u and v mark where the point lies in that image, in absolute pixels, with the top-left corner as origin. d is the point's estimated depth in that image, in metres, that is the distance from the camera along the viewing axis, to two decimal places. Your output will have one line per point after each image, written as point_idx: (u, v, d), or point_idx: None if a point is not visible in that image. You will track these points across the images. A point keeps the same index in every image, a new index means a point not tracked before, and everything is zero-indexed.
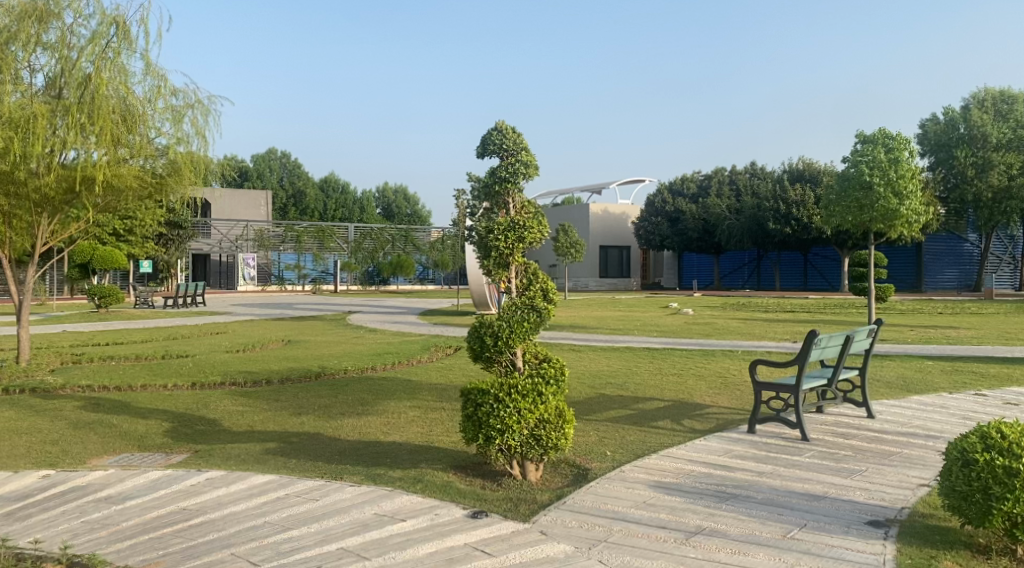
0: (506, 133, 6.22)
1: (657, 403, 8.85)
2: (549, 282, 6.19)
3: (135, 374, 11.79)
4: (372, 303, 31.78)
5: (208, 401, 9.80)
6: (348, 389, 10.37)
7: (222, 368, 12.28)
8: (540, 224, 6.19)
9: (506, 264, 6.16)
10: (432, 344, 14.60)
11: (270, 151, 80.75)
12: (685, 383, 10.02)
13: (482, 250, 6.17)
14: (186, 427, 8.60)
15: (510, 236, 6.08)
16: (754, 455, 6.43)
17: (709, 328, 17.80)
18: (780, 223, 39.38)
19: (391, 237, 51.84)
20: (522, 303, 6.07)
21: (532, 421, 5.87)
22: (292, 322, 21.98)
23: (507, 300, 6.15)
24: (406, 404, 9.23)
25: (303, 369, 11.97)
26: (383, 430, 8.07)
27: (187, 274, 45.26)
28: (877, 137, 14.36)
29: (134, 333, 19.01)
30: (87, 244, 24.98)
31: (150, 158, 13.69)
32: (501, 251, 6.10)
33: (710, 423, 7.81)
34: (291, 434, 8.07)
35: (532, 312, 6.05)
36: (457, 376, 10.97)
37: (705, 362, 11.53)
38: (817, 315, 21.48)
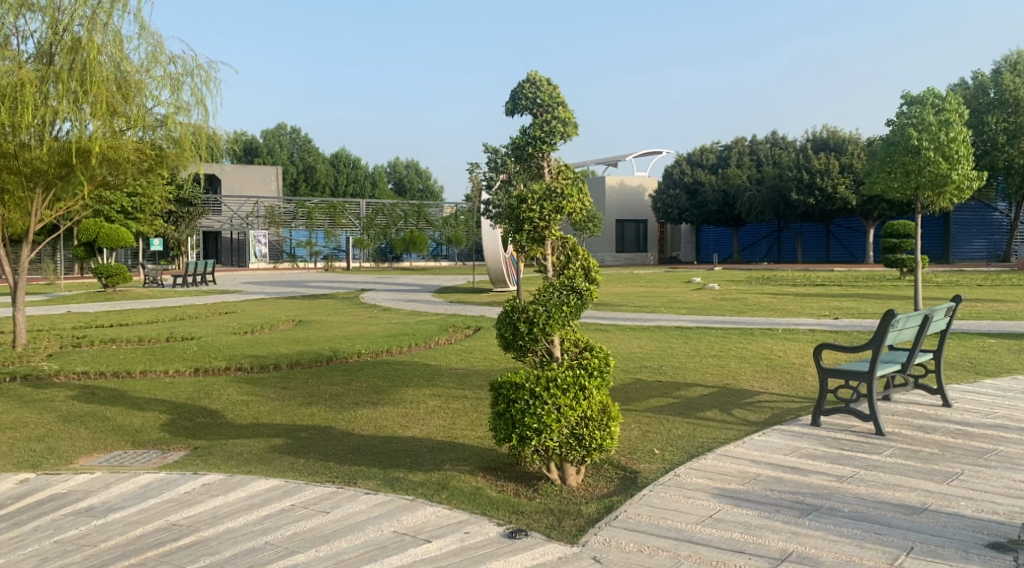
0: (539, 84, 5.38)
1: (702, 390, 8.03)
2: (590, 258, 5.36)
3: (135, 360, 11.10)
4: (385, 280, 30.99)
5: (211, 389, 9.08)
6: (362, 374, 9.61)
7: (229, 352, 11.57)
8: (580, 191, 5.35)
9: (540, 239, 5.35)
10: (450, 324, 13.82)
11: (280, 126, 79.75)
12: (728, 366, 9.20)
13: (514, 222, 5.36)
14: (185, 420, 7.88)
15: (545, 205, 5.24)
16: (826, 454, 5.62)
17: (740, 304, 16.92)
18: (803, 193, 38.19)
19: (404, 213, 51.00)
20: (560, 283, 5.24)
21: (573, 419, 5.08)
22: (304, 301, 21.28)
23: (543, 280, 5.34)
24: (425, 392, 8.47)
25: (314, 353, 11.22)
26: (402, 423, 7.31)
27: (198, 251, 44.65)
28: (925, 98, 13.36)
29: (141, 314, 18.34)
30: (93, 222, 24.27)
31: (150, 129, 12.87)
32: (535, 223, 5.28)
33: (765, 414, 7.00)
34: (300, 428, 7.33)
35: (572, 294, 5.22)
36: (479, 360, 10.19)
37: (746, 342, 10.70)
38: (849, 288, 20.56)
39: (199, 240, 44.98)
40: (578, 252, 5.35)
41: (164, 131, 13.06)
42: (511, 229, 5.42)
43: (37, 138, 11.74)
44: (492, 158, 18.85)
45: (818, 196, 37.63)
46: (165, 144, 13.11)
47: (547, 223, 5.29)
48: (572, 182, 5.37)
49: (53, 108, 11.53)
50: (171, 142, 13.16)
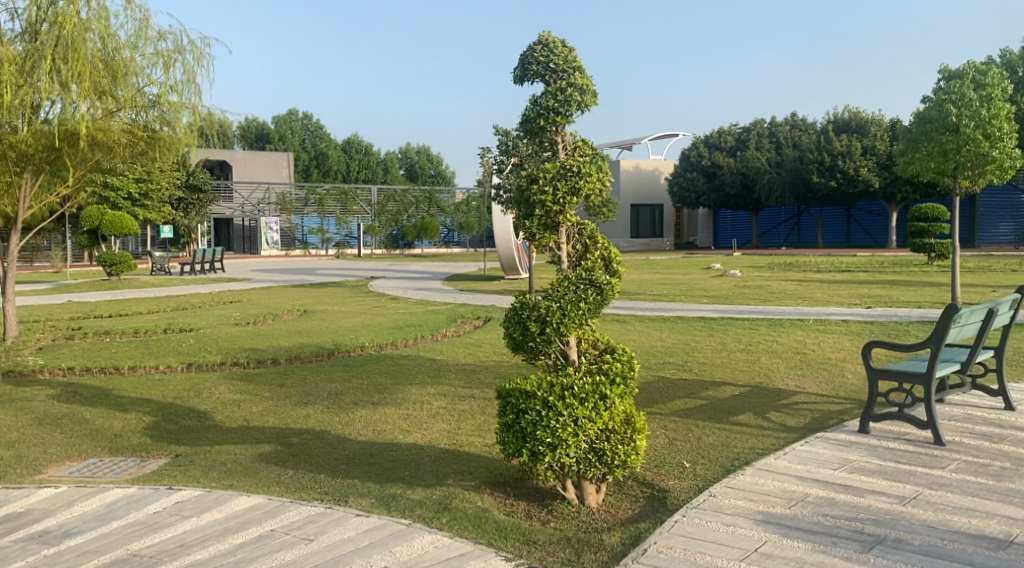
0: (553, 46, 4.68)
1: (732, 390, 7.34)
2: (611, 248, 4.67)
3: (126, 355, 10.52)
4: (395, 267, 30.37)
5: (202, 386, 8.48)
6: (363, 371, 8.97)
7: (226, 346, 10.97)
8: (600, 170, 4.65)
9: (551, 226, 4.67)
10: (459, 315, 13.17)
11: (291, 112, 79.13)
12: (758, 363, 8.49)
13: (523, 206, 4.69)
14: (170, 422, 7.27)
15: (556, 187, 4.57)
16: (881, 469, 4.93)
17: (763, 292, 16.18)
18: (824, 176, 37.21)
19: (415, 199, 50.33)
20: (576, 276, 4.55)
21: (592, 433, 4.42)
22: (311, 290, 20.68)
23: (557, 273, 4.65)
24: (429, 391, 7.83)
25: (315, 346, 10.60)
26: (404, 426, 6.66)
27: (209, 238, 44.24)
28: (965, 71, 12.50)
29: (142, 303, 17.79)
30: (96, 209, 23.72)
31: (141, 111, 12.28)
32: (547, 207, 4.60)
33: (805, 419, 6.31)
34: (292, 433, 6.70)
35: (590, 289, 4.54)
36: (489, 355, 9.54)
37: (775, 336, 9.97)
38: (876, 274, 19.75)
39: (210, 227, 44.56)
40: (597, 242, 4.67)
41: (157, 112, 12.46)
42: (519, 215, 4.75)
43: (22, 121, 11.25)
44: (503, 140, 18.13)
45: (840, 179, 36.61)
46: (158, 125, 12.53)
47: (558, 208, 4.61)
48: (590, 159, 4.67)
49: (37, 88, 10.98)
50: (164, 123, 12.56)
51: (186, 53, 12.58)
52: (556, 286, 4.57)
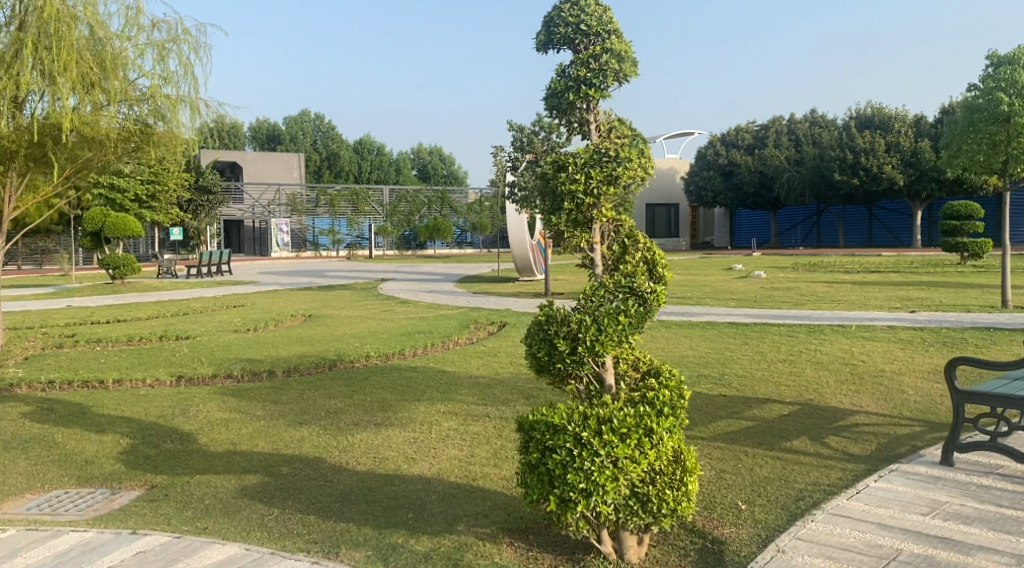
0: (583, 3, 3.91)
1: (781, 409, 6.50)
2: (655, 249, 3.86)
3: (114, 366, 9.78)
4: (406, 268, 29.60)
5: (189, 404, 7.70)
6: (366, 384, 8.17)
7: (222, 356, 10.20)
8: (643, 155, 3.84)
9: (581, 222, 3.87)
10: (470, 320, 12.35)
11: (303, 111, 78.56)
12: (805, 377, 7.64)
13: (549, 199, 3.89)
14: (150, 447, 6.50)
15: (585, 173, 3.78)
16: (981, 514, 4.10)
17: (793, 295, 15.28)
18: (847, 173, 36.21)
19: (427, 199, 49.57)
20: (614, 284, 3.74)
21: (635, 475, 3.61)
22: (318, 293, 19.93)
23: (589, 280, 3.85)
24: (439, 409, 7.03)
25: (316, 356, 9.81)
26: (410, 454, 5.87)
27: (219, 240, 43.70)
28: (1015, 57, 11.60)
29: (142, 308, 17.05)
30: (98, 210, 23.03)
31: (133, 104, 11.55)
32: (578, 200, 3.80)
33: (870, 445, 5.47)
34: (283, 462, 5.91)
35: (632, 299, 3.73)
36: (504, 366, 8.72)
37: (818, 345, 9.09)
38: (908, 274, 18.82)
39: (220, 228, 44.00)
40: (637, 241, 3.87)
41: (151, 106, 11.70)
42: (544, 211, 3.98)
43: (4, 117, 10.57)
44: (518, 136, 17.36)
45: (863, 177, 35.60)
46: (152, 120, 11.79)
47: (589, 198, 3.81)
48: (627, 140, 3.86)
49: (19, 79, 10.27)
50: (159, 118, 11.81)
51: (183, 43, 11.81)
52: (587, 296, 3.77)
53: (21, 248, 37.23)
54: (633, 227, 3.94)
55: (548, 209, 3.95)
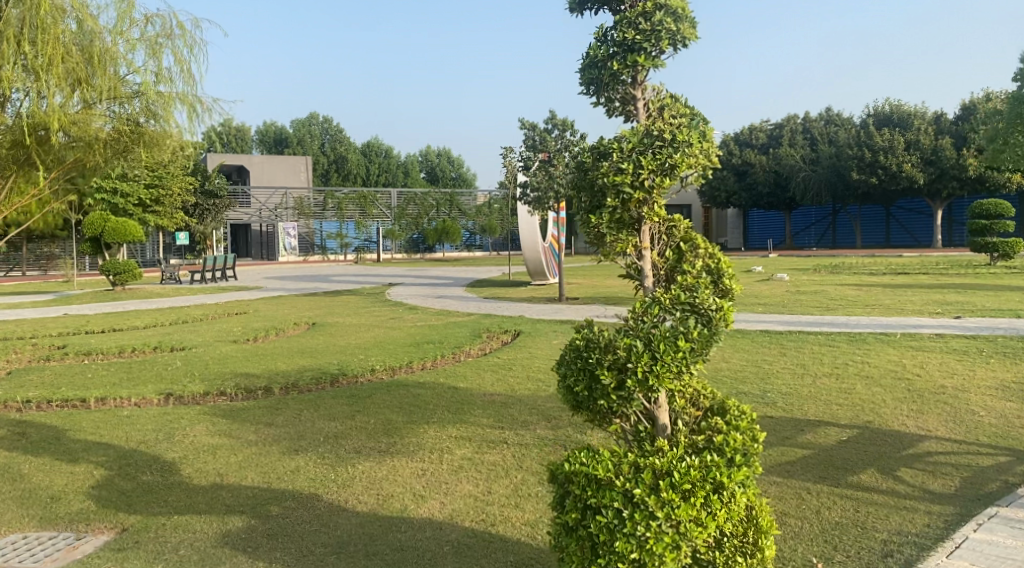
0: None
1: (837, 434, 5.75)
2: (720, 258, 3.11)
3: (101, 382, 9.08)
4: (415, 272, 28.90)
5: (175, 427, 6.98)
6: (370, 403, 7.43)
7: (217, 370, 9.48)
8: (708, 138, 3.11)
9: (625, 222, 3.15)
10: (482, 329, 11.63)
11: (311, 114, 78.03)
12: (855, 393, 6.87)
13: (590, 192, 3.20)
14: (126, 479, 5.77)
15: (631, 162, 3.06)
16: None
17: (821, 299, 14.49)
18: (865, 172, 35.29)
19: (436, 202, 48.88)
20: (672, 300, 2.99)
21: (700, 541, 2.88)
22: (323, 299, 19.23)
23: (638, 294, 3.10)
24: (451, 433, 6.30)
25: (317, 371, 9.09)
26: (417, 490, 5.13)
27: (225, 244, 43.13)
28: None
29: (140, 317, 16.36)
30: (98, 215, 22.39)
31: (124, 102, 10.82)
32: (625, 195, 3.08)
33: (952, 481, 4.69)
34: (273, 499, 5.18)
35: (695, 318, 2.99)
36: (521, 381, 7.99)
37: (863, 356, 8.32)
38: (937, 276, 18.01)
39: (226, 233, 43.43)
40: (697, 248, 3.13)
41: (143, 104, 10.97)
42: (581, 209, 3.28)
43: None
44: (530, 135, 16.70)
45: (882, 176, 34.72)
46: (144, 119, 11.05)
47: (635, 192, 3.08)
48: (683, 121, 3.13)
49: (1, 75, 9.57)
50: (152, 117, 11.06)
51: (177, 38, 11.08)
52: (635, 318, 3.03)
53: (25, 253, 36.75)
54: (689, 229, 3.20)
55: (585, 204, 3.24)
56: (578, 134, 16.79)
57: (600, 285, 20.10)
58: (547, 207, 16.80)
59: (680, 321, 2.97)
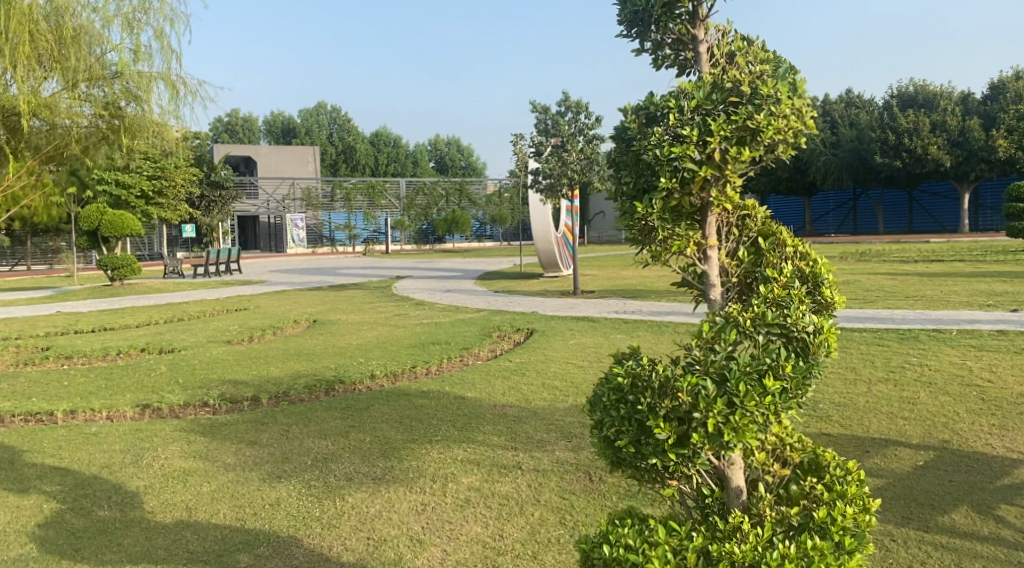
0: None
1: (911, 457, 4.87)
2: (817, 271, 2.70)
3: (77, 391, 8.30)
4: (424, 264, 28.06)
5: (146, 447, 6.16)
6: (366, 417, 6.60)
7: (204, 377, 8.67)
8: (785, 109, 2.71)
9: (682, 211, 2.77)
10: (494, 327, 10.81)
11: (319, 103, 76.98)
12: (922, 404, 5.97)
13: (633, 167, 2.79)
14: (77, 515, 4.94)
15: (697, 123, 2.70)
16: None
17: (854, 289, 13.55)
18: (888, 155, 34.17)
19: (445, 191, 48.14)
20: (753, 328, 2.60)
21: None
22: (328, 294, 18.40)
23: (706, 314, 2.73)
24: (457, 456, 5.46)
25: (312, 377, 8.26)
26: (416, 532, 4.32)
27: (231, 237, 42.37)
28: None
29: (135, 315, 15.59)
30: (95, 208, 21.64)
31: (102, 84, 10.01)
32: (681, 191, 2.72)
33: None
34: (244, 544, 4.37)
35: (786, 352, 2.59)
36: (535, 390, 7.14)
37: (919, 358, 7.41)
38: (976, 263, 17.00)
39: (232, 225, 42.69)
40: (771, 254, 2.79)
41: (121, 85, 10.16)
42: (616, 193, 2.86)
43: None
44: (542, 119, 15.81)
45: (905, 159, 33.57)
46: (124, 102, 10.25)
47: (701, 166, 2.69)
48: (765, 68, 2.80)
49: None
50: (132, 99, 10.27)
51: (154, 12, 10.32)
52: (699, 352, 2.64)
53: (30, 247, 36.16)
54: (766, 219, 2.89)
55: (621, 185, 2.84)
56: (592, 116, 15.90)
57: (616, 277, 19.21)
58: (561, 194, 15.93)
59: (757, 361, 2.56)
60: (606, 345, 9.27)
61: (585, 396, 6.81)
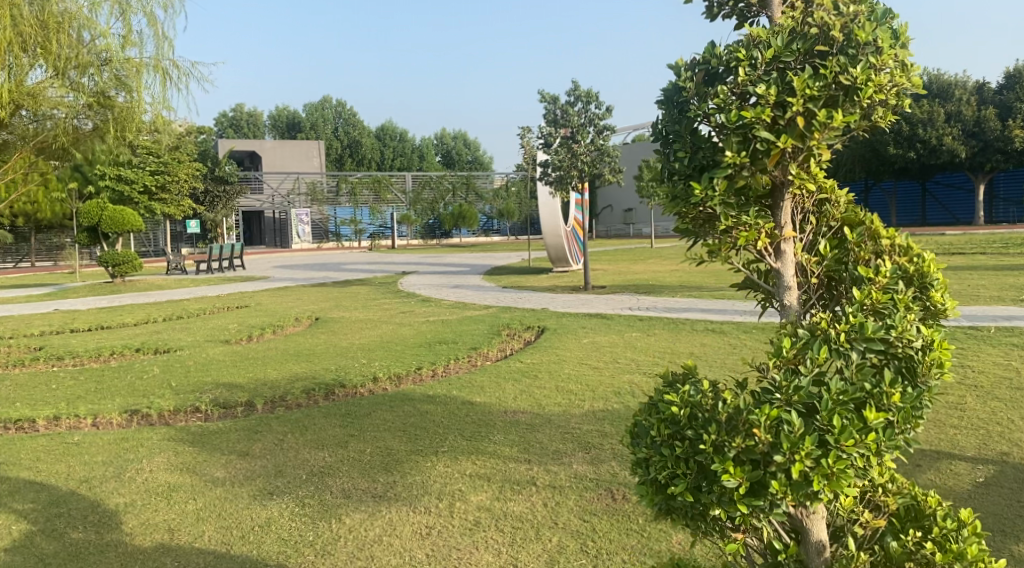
0: None
1: (970, 473, 4.38)
2: (923, 272, 2.49)
3: (64, 394, 7.87)
4: (430, 259, 27.59)
5: (130, 459, 5.71)
6: (367, 425, 6.15)
7: (197, 380, 8.22)
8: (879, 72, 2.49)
9: (750, 194, 2.56)
10: (502, 325, 10.35)
11: (325, 98, 76.50)
12: (972, 411, 5.47)
13: (695, 148, 2.56)
14: (46, 537, 4.49)
15: (774, 80, 2.48)
16: None
17: None
18: (902, 147, 33.59)
19: (452, 185, 47.72)
20: (849, 347, 2.38)
21: None
22: (332, 290, 17.96)
23: (788, 330, 2.52)
24: (464, 470, 5.00)
25: (310, 380, 7.81)
26: (419, 561, 3.86)
27: (236, 232, 41.95)
28: None
29: (134, 313, 15.16)
30: (95, 203, 21.24)
31: (90, 72, 9.77)
32: (747, 169, 2.50)
33: None
34: None
35: (891, 386, 2.34)
36: (547, 394, 6.67)
37: (960, 358, 6.91)
38: (1001, 256, 16.44)
39: (237, 220, 42.29)
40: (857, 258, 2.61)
41: (110, 73, 9.92)
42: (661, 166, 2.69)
43: None
44: (550, 109, 15.29)
45: (920, 149, 32.97)
46: (114, 91, 10.01)
47: (775, 137, 2.47)
48: (860, 8, 2.58)
49: None
50: (122, 88, 10.04)
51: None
52: (777, 380, 2.40)
53: (33, 244, 35.81)
54: (850, 207, 2.74)
55: (667, 161, 2.65)
56: (602, 106, 15.40)
57: (626, 272, 18.72)
58: (569, 187, 15.39)
59: (849, 392, 2.32)
60: (621, 344, 8.79)
61: (602, 400, 6.34)
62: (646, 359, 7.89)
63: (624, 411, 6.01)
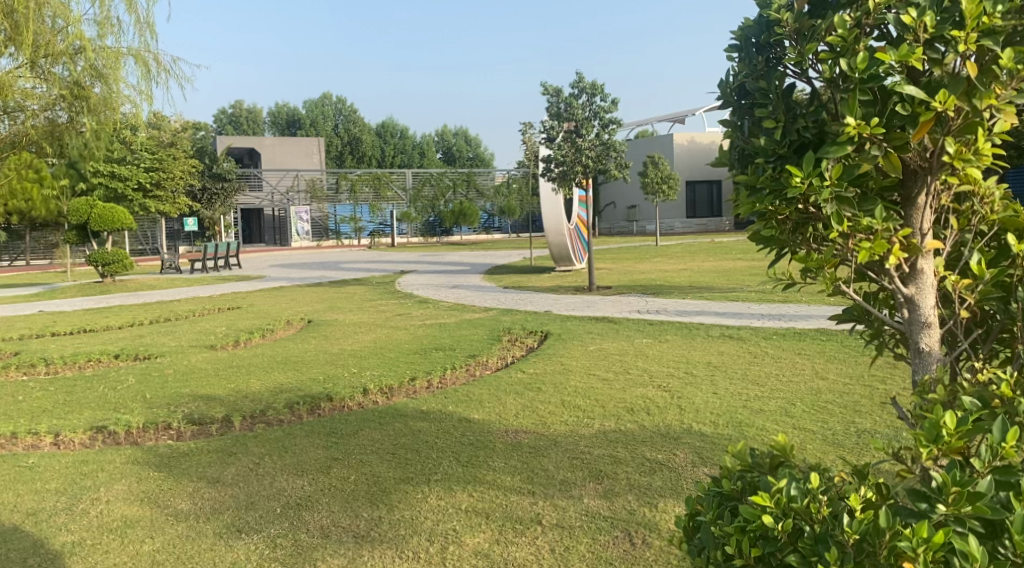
0: None
1: None
2: None
3: (27, 409, 7.25)
4: (428, 258, 26.97)
5: (85, 487, 5.10)
6: (353, 446, 5.55)
7: (173, 391, 7.60)
8: None
9: (870, 186, 2.39)
10: (503, 329, 9.75)
11: (325, 94, 75.88)
12: None
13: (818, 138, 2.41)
14: None
15: (927, 4, 2.27)
16: None
17: None
18: None
19: (453, 182, 47.15)
20: None
21: None
22: (328, 290, 17.33)
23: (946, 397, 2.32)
24: (458, 505, 4.39)
25: (294, 393, 7.18)
26: None
27: (234, 231, 41.32)
28: None
29: (120, 315, 14.54)
30: (84, 201, 20.66)
31: (65, 63, 9.62)
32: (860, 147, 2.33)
33: None
34: None
35: None
36: (552, 411, 6.05)
37: None
38: None
39: (235, 218, 41.64)
40: None
41: (85, 63, 9.80)
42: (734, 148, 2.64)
43: None
44: (554, 102, 14.67)
45: None
46: (89, 81, 9.90)
47: (927, 96, 2.26)
48: None
49: None
50: (97, 78, 9.95)
51: None
52: (939, 473, 2.13)
53: (28, 242, 35.18)
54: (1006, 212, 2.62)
55: (742, 137, 2.59)
56: (608, 98, 14.77)
57: (631, 271, 18.13)
58: (574, 183, 14.80)
59: None
60: (630, 351, 8.18)
61: (613, 419, 5.74)
62: (658, 370, 7.29)
63: (638, 431, 5.41)
